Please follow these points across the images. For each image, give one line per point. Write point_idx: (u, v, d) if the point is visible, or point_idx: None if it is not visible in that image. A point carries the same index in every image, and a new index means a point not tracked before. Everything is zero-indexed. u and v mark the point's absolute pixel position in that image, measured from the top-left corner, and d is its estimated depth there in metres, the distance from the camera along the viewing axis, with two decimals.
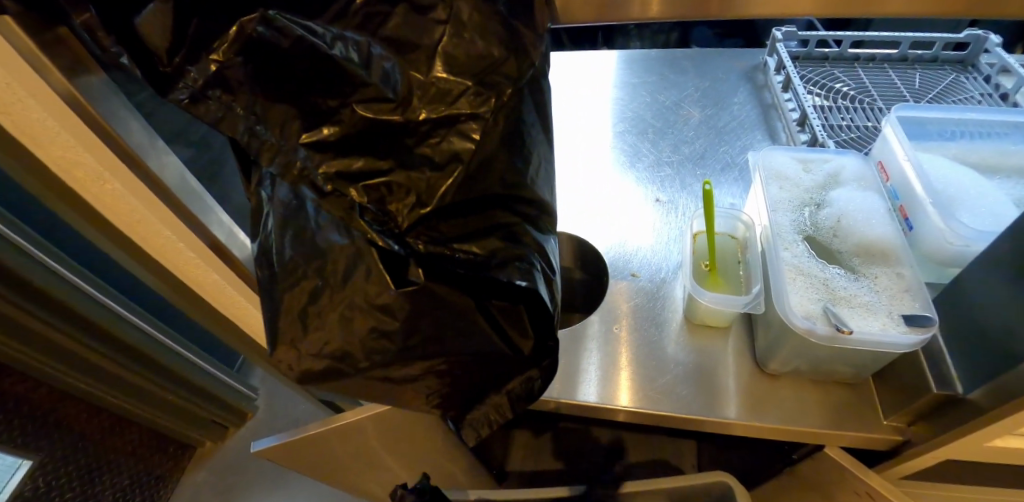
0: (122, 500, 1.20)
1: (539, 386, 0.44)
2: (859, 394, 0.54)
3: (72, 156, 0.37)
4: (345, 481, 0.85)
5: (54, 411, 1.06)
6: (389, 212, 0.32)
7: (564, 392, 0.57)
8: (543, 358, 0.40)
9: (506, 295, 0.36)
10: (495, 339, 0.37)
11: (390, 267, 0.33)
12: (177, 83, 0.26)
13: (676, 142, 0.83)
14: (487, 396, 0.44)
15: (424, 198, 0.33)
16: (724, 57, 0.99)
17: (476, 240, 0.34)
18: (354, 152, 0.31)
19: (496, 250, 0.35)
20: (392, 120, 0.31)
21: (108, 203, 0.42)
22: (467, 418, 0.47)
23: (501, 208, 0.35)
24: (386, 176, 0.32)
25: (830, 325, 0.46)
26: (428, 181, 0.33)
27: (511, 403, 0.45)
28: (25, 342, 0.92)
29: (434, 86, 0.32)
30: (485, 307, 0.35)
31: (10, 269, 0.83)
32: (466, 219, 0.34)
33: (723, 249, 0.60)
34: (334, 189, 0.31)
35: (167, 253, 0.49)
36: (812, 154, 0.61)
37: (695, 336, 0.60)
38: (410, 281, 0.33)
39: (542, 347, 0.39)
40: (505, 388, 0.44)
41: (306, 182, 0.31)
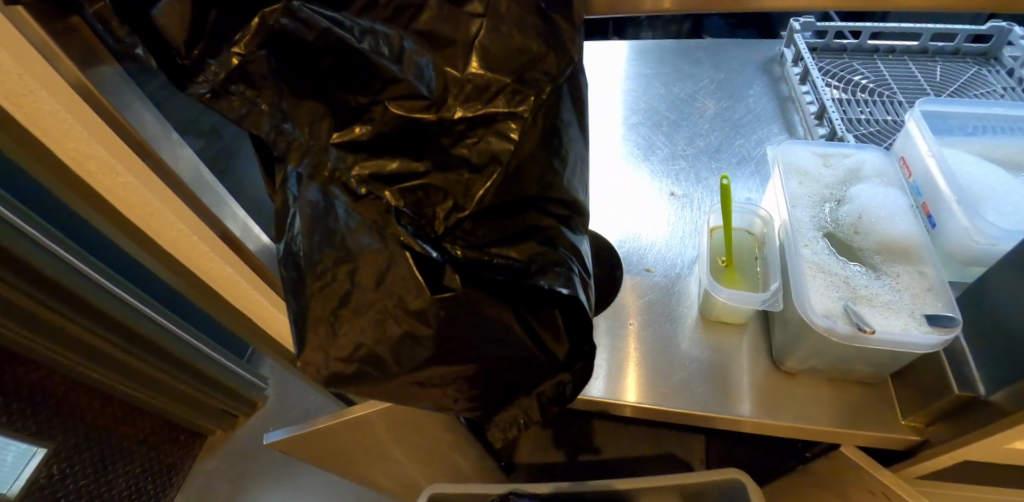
0: (134, 487, 1.22)
1: (570, 391, 0.44)
2: (875, 393, 0.54)
3: (84, 149, 0.36)
4: (355, 473, 0.86)
5: (68, 400, 1.07)
6: (426, 214, 0.32)
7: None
8: (575, 363, 0.41)
9: (544, 302, 0.36)
10: (525, 339, 0.37)
11: (426, 273, 0.33)
12: (196, 76, 0.26)
13: (691, 135, 0.82)
14: (517, 398, 0.44)
15: (461, 202, 0.32)
16: (739, 48, 0.97)
17: (514, 245, 0.34)
18: (388, 151, 0.30)
19: (530, 253, 0.34)
20: (426, 119, 0.30)
21: (121, 195, 0.42)
22: (494, 419, 0.47)
23: (535, 209, 0.35)
24: (424, 178, 0.31)
25: (850, 324, 0.45)
26: (465, 181, 0.32)
27: (541, 406, 0.45)
28: (38, 331, 0.93)
29: (469, 83, 0.30)
30: (523, 316, 0.36)
31: (23, 259, 0.84)
32: (502, 222, 0.34)
33: (740, 245, 0.59)
34: (369, 191, 0.31)
35: (180, 246, 0.49)
36: (833, 148, 0.59)
37: (709, 333, 0.60)
38: (445, 287, 0.33)
39: (577, 352, 0.40)
40: (537, 391, 0.43)
41: (337, 183, 0.30)
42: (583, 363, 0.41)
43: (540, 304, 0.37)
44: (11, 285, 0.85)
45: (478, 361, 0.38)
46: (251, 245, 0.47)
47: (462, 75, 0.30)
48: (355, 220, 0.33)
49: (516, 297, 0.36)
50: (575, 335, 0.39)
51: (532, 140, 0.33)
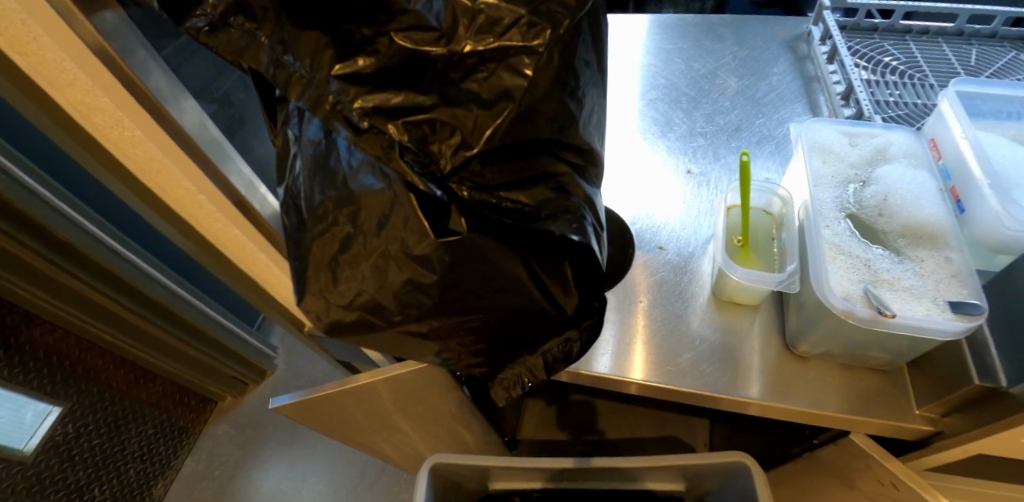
0: (146, 447, 1.25)
1: (578, 349, 0.44)
2: (889, 380, 0.53)
3: (91, 101, 0.36)
4: (359, 442, 0.87)
5: (82, 362, 1.08)
6: (431, 153, 0.30)
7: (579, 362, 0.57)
8: (583, 319, 0.40)
9: (553, 250, 0.35)
10: (533, 289, 0.36)
11: (431, 215, 0.32)
12: (193, 11, 0.27)
13: (710, 112, 0.79)
14: (522, 356, 0.44)
15: (470, 140, 0.30)
16: (765, 24, 0.94)
17: (524, 188, 0.32)
18: (392, 85, 0.29)
19: (539, 198, 0.33)
20: (436, 53, 0.29)
21: (128, 151, 0.41)
22: (499, 376, 0.47)
23: (545, 155, 0.33)
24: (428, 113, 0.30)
25: (870, 307, 0.44)
26: (470, 128, 0.30)
27: (546, 365, 0.45)
28: (53, 293, 0.95)
29: (482, 14, 0.29)
30: (529, 263, 0.35)
31: (36, 220, 0.85)
32: (511, 165, 0.32)
33: (758, 225, 0.58)
34: (371, 125, 0.29)
35: (188, 206, 0.48)
36: (859, 127, 0.57)
37: (721, 313, 0.59)
38: (451, 231, 0.32)
39: (585, 308, 0.40)
40: (543, 349, 0.43)
41: (339, 118, 0.29)
42: (591, 318, 0.41)
43: (548, 255, 0.36)
44: (26, 246, 0.86)
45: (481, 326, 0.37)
46: (256, 204, 0.47)
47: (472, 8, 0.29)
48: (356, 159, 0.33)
49: (525, 245, 0.35)
50: (586, 292, 0.39)
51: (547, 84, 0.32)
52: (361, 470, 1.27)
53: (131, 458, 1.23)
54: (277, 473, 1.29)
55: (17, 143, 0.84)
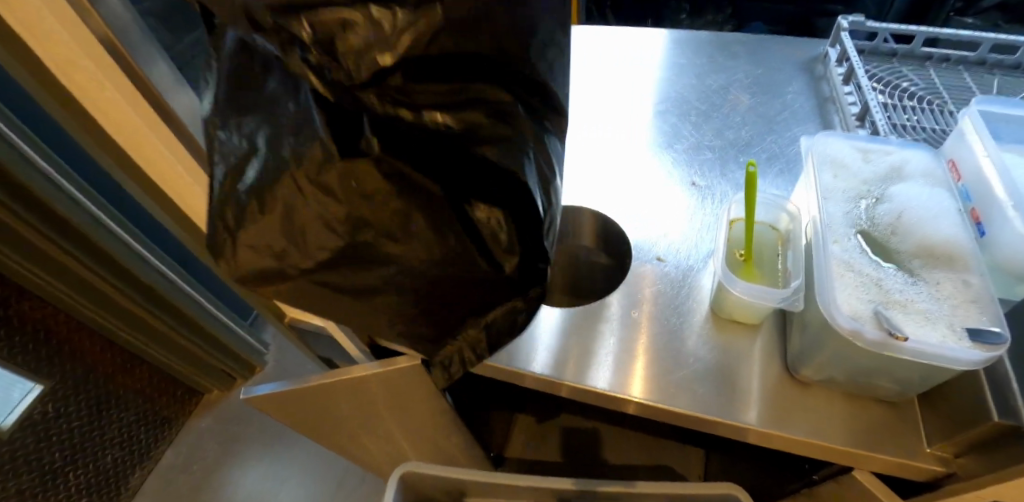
0: (126, 434, 1.23)
1: (522, 319, 0.42)
2: (898, 414, 0.49)
3: (67, 54, 0.32)
4: (337, 444, 0.84)
5: (70, 341, 1.07)
6: (340, 57, 0.29)
7: (573, 375, 0.54)
8: (529, 284, 0.38)
9: (488, 195, 0.34)
10: (472, 245, 0.35)
11: (342, 132, 0.31)
12: None
13: (721, 126, 0.77)
14: (464, 329, 0.43)
15: (386, 48, 0.29)
16: (781, 45, 0.92)
17: (450, 109, 0.32)
18: None
19: (467, 127, 0.33)
20: None
21: (110, 114, 0.38)
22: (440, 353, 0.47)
23: (478, 82, 0.32)
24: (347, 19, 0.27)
25: (880, 329, 0.40)
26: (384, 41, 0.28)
27: (490, 338, 0.44)
28: (45, 270, 0.93)
29: None
30: (462, 205, 0.34)
31: (34, 194, 0.84)
32: (439, 86, 0.32)
33: (762, 240, 0.54)
34: (276, 25, 0.27)
35: (170, 179, 0.46)
36: (874, 144, 0.54)
37: (720, 331, 0.55)
38: (364, 151, 0.31)
39: (528, 269, 0.37)
40: (484, 320, 0.42)
41: (246, 20, 0.27)
42: (539, 284, 0.38)
43: (486, 198, 0.34)
44: (23, 221, 0.86)
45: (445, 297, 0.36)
46: None
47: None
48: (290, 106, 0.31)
49: (462, 184, 0.33)
50: (526, 249, 0.36)
51: (512, 49, 0.32)
52: (341, 474, 1.23)
53: (109, 445, 1.20)
54: (255, 473, 1.25)
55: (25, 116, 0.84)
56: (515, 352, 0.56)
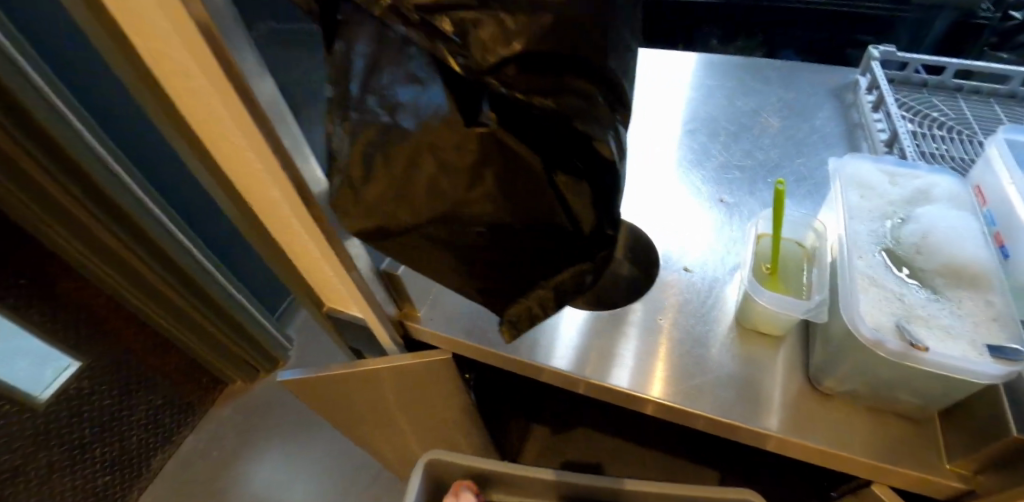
0: (152, 417, 1.28)
1: (590, 280, 0.41)
2: (919, 429, 0.49)
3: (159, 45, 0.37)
4: (359, 436, 0.87)
5: (106, 322, 1.12)
6: (468, 41, 0.25)
7: (595, 373, 0.56)
8: (597, 250, 0.38)
9: (570, 167, 0.33)
10: (557, 211, 0.34)
11: (460, 101, 0.29)
12: None
13: (749, 147, 0.79)
14: (532, 287, 0.41)
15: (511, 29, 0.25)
16: (812, 72, 0.94)
17: (555, 93, 0.28)
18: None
19: (568, 112, 0.28)
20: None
21: (188, 103, 0.43)
22: (510, 311, 0.44)
23: (586, 62, 0.28)
24: (479, 15, 0.25)
25: (902, 340, 0.42)
26: (508, 31, 0.25)
27: (558, 297, 0.42)
28: (93, 251, 1.00)
29: None
30: (551, 177, 0.33)
31: (92, 178, 0.91)
32: (547, 76, 0.27)
33: (787, 255, 0.56)
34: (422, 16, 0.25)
35: (237, 168, 0.51)
36: (901, 168, 0.56)
37: (743, 341, 0.57)
38: (479, 122, 0.29)
39: (597, 235, 0.37)
40: (555, 279, 0.40)
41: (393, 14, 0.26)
42: (604, 248, 0.38)
43: (571, 167, 0.33)
44: (78, 201, 0.92)
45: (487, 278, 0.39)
46: (307, 177, 0.46)
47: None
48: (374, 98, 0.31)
49: (551, 153, 0.32)
50: (601, 213, 0.35)
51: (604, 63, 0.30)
52: (355, 471, 1.25)
53: (135, 425, 1.25)
54: (273, 463, 1.29)
55: (89, 105, 0.90)
56: (541, 348, 0.59)
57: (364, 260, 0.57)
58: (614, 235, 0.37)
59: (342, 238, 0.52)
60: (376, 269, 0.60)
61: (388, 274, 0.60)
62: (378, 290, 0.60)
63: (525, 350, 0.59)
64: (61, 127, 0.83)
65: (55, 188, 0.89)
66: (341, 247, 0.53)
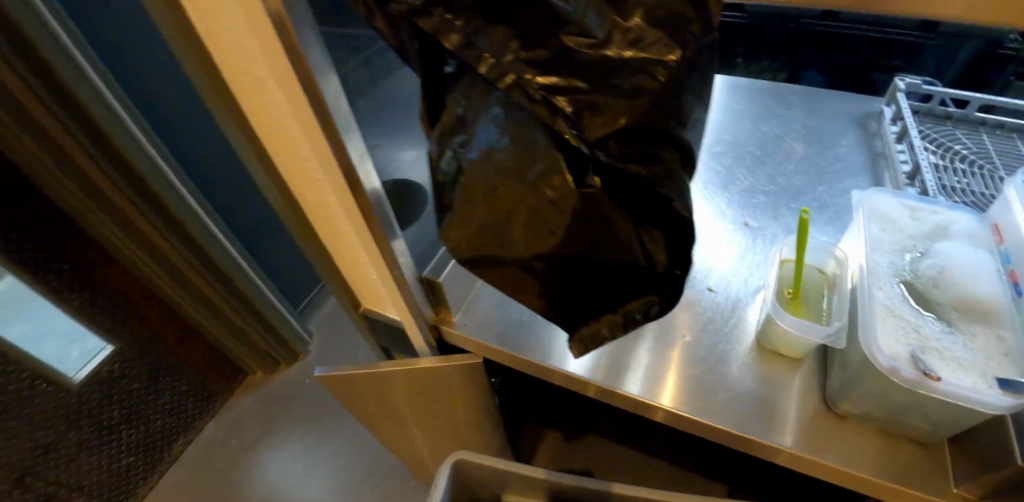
0: (176, 403, 1.33)
1: (657, 310, 0.43)
2: (929, 453, 0.52)
3: (244, 64, 0.42)
4: (381, 432, 0.91)
5: (140, 309, 1.17)
6: (581, 119, 0.32)
7: (607, 378, 0.61)
8: (666, 285, 0.41)
9: (657, 226, 0.38)
10: (603, 233, 0.37)
11: (572, 167, 0.35)
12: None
13: (774, 173, 0.82)
14: (601, 311, 0.45)
15: (615, 114, 0.32)
16: (838, 99, 0.96)
17: (646, 163, 0.34)
18: (560, 73, 0.31)
19: (655, 177, 0.34)
20: (588, 59, 0.30)
21: (261, 113, 0.48)
22: (580, 332, 0.47)
23: (672, 142, 0.34)
24: (589, 96, 0.32)
25: (916, 369, 0.45)
26: (612, 112, 0.32)
27: (626, 324, 0.45)
28: (134, 241, 1.04)
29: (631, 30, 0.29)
30: (640, 233, 0.38)
31: (138, 170, 0.96)
32: (640, 150, 0.33)
33: (809, 281, 0.59)
34: (545, 97, 0.32)
35: (295, 172, 0.55)
36: (922, 203, 0.59)
37: (763, 361, 0.60)
38: (587, 185, 0.36)
39: (667, 275, 0.40)
40: (624, 307, 0.44)
41: (520, 92, 0.32)
42: (673, 286, 0.41)
43: (657, 226, 0.38)
44: (123, 193, 0.97)
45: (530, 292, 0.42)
46: (364, 183, 0.50)
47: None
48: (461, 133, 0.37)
49: (641, 214, 0.38)
50: (676, 258, 0.39)
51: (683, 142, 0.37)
52: (370, 464, 1.30)
53: (159, 408, 1.30)
54: (290, 452, 1.34)
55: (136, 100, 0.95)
56: (558, 353, 0.64)
57: (408, 266, 0.61)
58: (683, 275, 0.40)
59: (391, 244, 0.57)
60: (418, 276, 0.64)
61: (430, 280, 0.64)
62: (419, 295, 0.64)
63: (543, 355, 0.64)
64: (111, 120, 0.89)
65: (105, 181, 0.94)
66: (389, 253, 0.57)
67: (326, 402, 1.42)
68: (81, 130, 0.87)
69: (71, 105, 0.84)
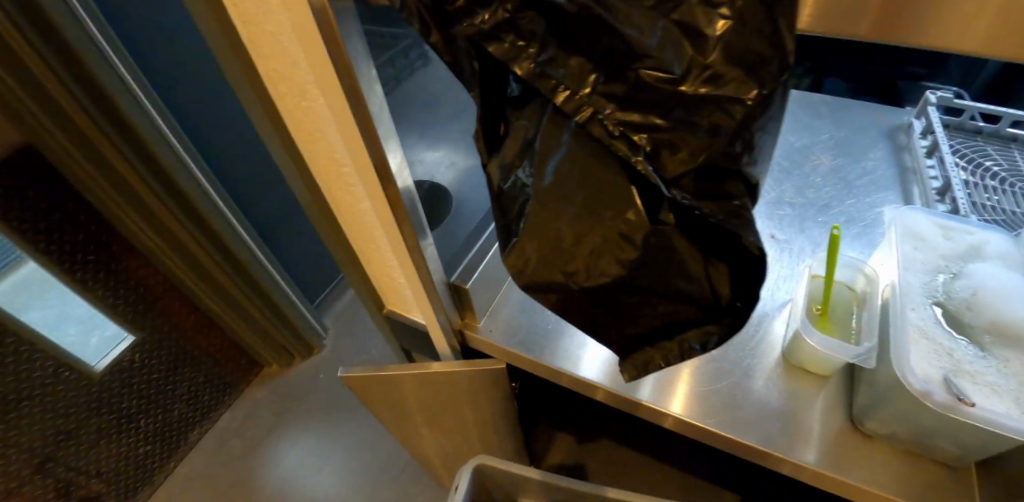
0: (193, 394, 1.35)
1: (715, 341, 0.45)
2: (956, 477, 0.52)
3: (287, 71, 0.43)
4: (399, 432, 0.93)
5: (162, 300, 1.19)
6: (659, 156, 0.34)
7: (610, 382, 0.63)
8: (724, 317, 0.43)
9: (724, 256, 0.40)
10: (644, 250, 0.38)
11: (647, 203, 0.37)
12: (462, 20, 0.32)
13: (801, 185, 0.82)
14: (658, 339, 0.46)
15: (694, 153, 0.33)
16: (867, 110, 0.95)
17: (719, 203, 0.35)
18: (637, 107, 0.32)
19: (726, 215, 0.36)
20: (662, 91, 0.31)
21: (299, 118, 0.49)
22: (637, 357, 0.49)
23: (741, 180, 0.36)
24: (665, 133, 0.33)
25: (949, 393, 0.45)
26: (692, 150, 0.33)
27: (684, 353, 0.46)
28: (158, 234, 1.06)
29: (710, 68, 0.29)
30: (706, 265, 0.40)
31: (163, 165, 0.97)
32: (713, 188, 0.35)
33: (838, 298, 0.59)
34: (622, 133, 0.33)
35: (328, 175, 0.56)
36: (955, 222, 0.58)
37: (789, 376, 0.60)
38: (660, 221, 0.37)
39: (728, 307, 0.42)
40: (682, 336, 0.45)
41: (599, 126, 0.34)
42: (732, 317, 0.42)
43: (723, 257, 0.40)
44: (149, 187, 0.98)
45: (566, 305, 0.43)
46: (399, 186, 0.50)
47: (705, 31, 0.28)
48: (528, 156, 0.39)
49: (709, 246, 0.39)
50: (739, 291, 0.40)
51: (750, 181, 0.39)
52: (384, 460, 1.31)
53: (176, 399, 1.32)
54: (304, 445, 1.35)
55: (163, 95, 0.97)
56: (575, 360, 0.66)
57: (437, 271, 0.62)
58: (745, 307, 0.41)
59: (422, 249, 0.57)
60: (446, 281, 0.65)
61: (457, 286, 0.65)
62: (446, 299, 0.66)
63: (560, 360, 0.66)
64: (137, 112, 0.90)
65: (133, 175, 0.95)
66: (419, 258, 0.58)
67: (340, 396, 1.44)
68: (109, 124, 0.88)
69: (99, 98, 0.85)
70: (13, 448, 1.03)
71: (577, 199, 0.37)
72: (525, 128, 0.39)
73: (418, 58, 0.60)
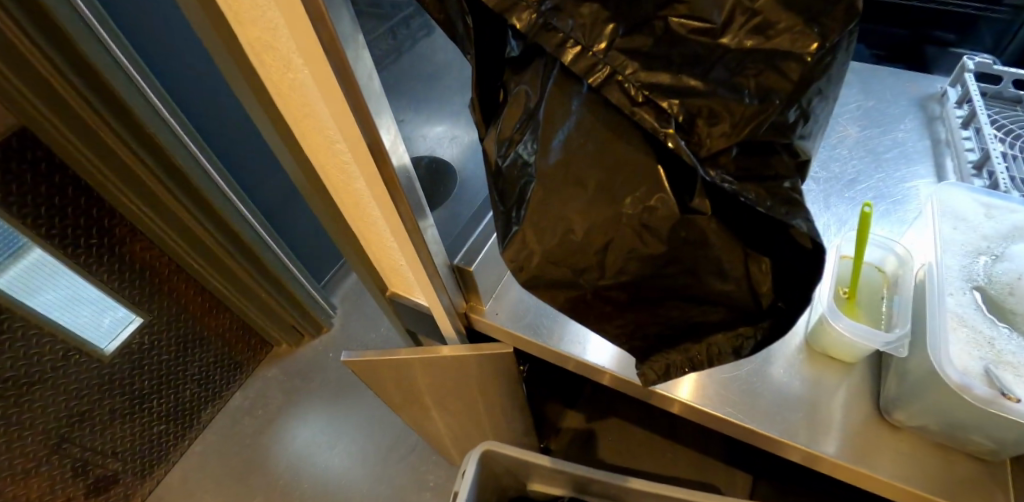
0: (204, 373, 1.35)
1: (749, 349, 0.40)
2: (990, 471, 0.49)
3: (268, 39, 0.39)
4: (407, 416, 0.91)
5: (168, 283, 1.16)
6: (693, 130, 0.30)
7: (619, 368, 0.60)
8: (762, 319, 0.38)
9: (770, 250, 0.34)
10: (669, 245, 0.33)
11: (675, 186, 0.32)
12: None
13: (826, 158, 0.77)
14: (683, 342, 0.42)
15: (735, 126, 0.29)
16: (897, 78, 0.88)
17: (758, 182, 0.32)
18: (663, 68, 0.29)
19: (769, 195, 0.32)
20: (697, 44, 0.27)
21: (285, 91, 0.45)
22: (659, 358, 0.45)
23: (776, 155, 0.32)
24: (702, 99, 0.29)
25: (991, 387, 0.41)
26: (734, 118, 0.29)
27: (710, 358, 0.42)
28: (158, 213, 1.03)
29: (757, 16, 0.26)
30: (748, 261, 0.35)
31: (158, 142, 0.93)
32: (750, 167, 0.32)
33: (867, 281, 0.55)
34: (647, 100, 0.30)
35: (321, 153, 0.52)
36: (999, 200, 0.53)
37: (812, 363, 0.57)
38: (693, 210, 0.32)
39: (765, 306, 0.37)
40: (709, 339, 0.41)
41: (619, 92, 0.30)
42: (772, 319, 0.37)
43: (766, 252, 0.34)
44: (147, 166, 0.95)
45: (578, 298, 0.40)
46: (396, 164, 0.46)
47: None
48: (530, 128, 0.35)
49: (750, 240, 0.34)
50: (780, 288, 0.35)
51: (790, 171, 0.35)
52: (393, 441, 1.30)
53: (187, 379, 1.32)
54: (314, 422, 1.36)
55: (155, 68, 0.93)
56: (584, 346, 0.63)
57: (439, 253, 0.59)
58: (788, 310, 0.36)
59: (422, 230, 0.54)
60: (449, 263, 0.62)
61: (461, 269, 0.62)
62: (449, 282, 0.63)
63: (568, 346, 0.63)
64: (129, 89, 0.85)
65: (128, 153, 0.92)
66: (419, 239, 0.54)
67: (348, 376, 1.43)
68: (102, 101, 0.84)
69: (89, 75, 0.81)
70: (28, 430, 1.04)
71: (591, 184, 0.33)
72: (527, 95, 0.35)
73: (420, 28, 0.58)
